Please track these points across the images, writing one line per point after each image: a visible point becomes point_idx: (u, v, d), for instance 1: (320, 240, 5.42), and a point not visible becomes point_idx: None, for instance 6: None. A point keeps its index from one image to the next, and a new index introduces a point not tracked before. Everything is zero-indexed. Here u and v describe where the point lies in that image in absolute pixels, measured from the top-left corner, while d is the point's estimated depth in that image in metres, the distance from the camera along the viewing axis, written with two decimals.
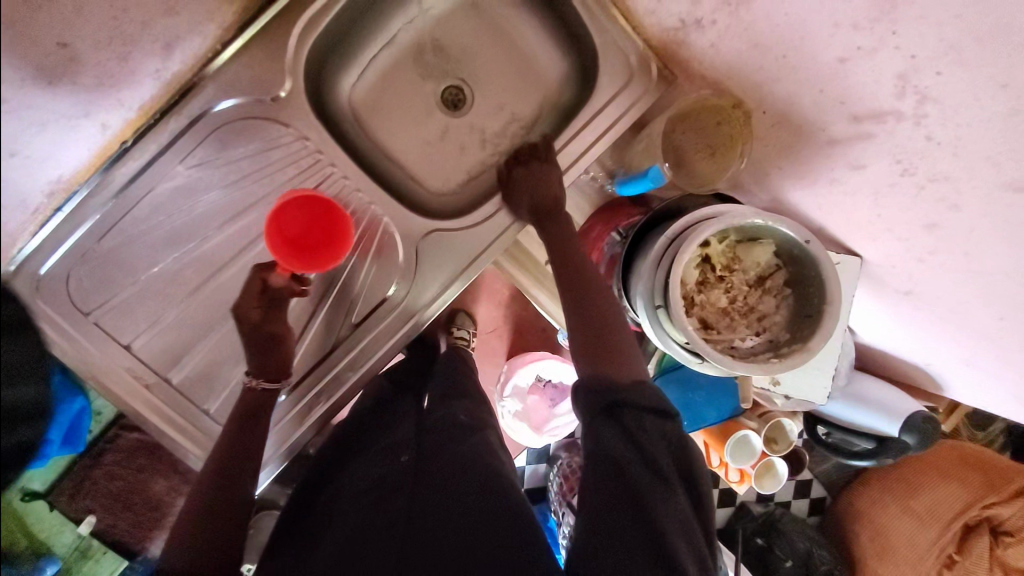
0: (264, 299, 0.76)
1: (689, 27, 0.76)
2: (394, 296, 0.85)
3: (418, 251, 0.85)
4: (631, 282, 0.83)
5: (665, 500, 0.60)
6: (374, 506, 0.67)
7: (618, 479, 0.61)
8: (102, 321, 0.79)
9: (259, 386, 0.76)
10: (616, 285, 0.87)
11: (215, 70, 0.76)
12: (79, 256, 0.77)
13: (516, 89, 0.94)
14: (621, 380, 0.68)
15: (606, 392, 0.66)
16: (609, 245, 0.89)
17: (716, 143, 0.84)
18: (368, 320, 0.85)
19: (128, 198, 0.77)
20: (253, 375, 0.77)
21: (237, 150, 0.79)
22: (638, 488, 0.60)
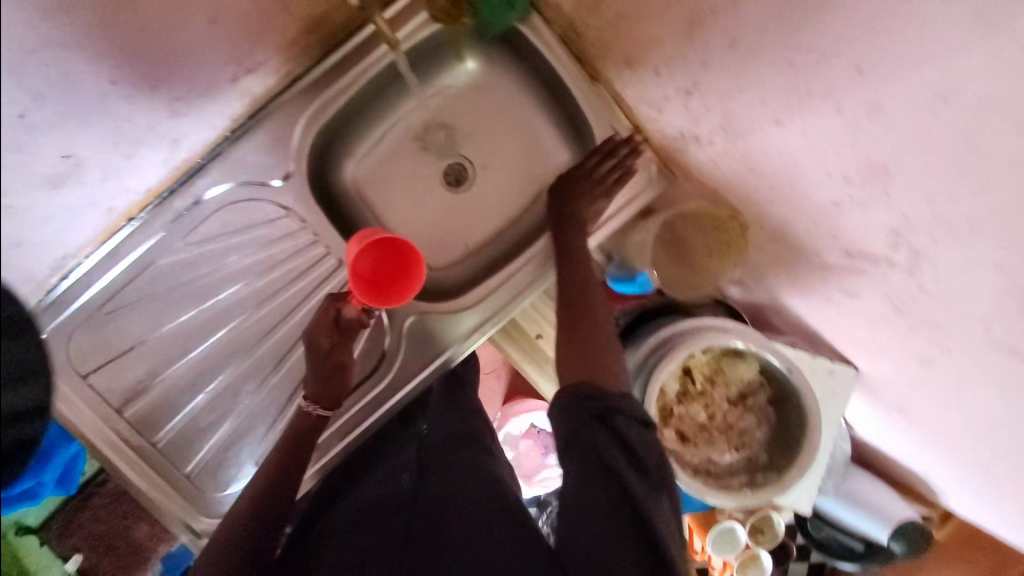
0: (335, 329, 0.76)
1: (688, 139, 0.75)
2: (380, 372, 0.86)
3: (409, 328, 0.86)
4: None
5: (648, 500, 0.51)
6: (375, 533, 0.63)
7: (598, 474, 0.52)
8: (96, 384, 0.82)
9: (315, 411, 0.76)
10: None
11: (219, 154, 0.78)
12: (79, 321, 0.80)
13: (518, 170, 0.94)
14: (607, 388, 0.57)
15: (587, 393, 0.57)
16: None
17: (713, 245, 0.83)
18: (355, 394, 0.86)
19: (129, 271, 0.79)
20: (310, 401, 0.76)
21: (237, 228, 0.81)
22: (615, 478, 0.52)
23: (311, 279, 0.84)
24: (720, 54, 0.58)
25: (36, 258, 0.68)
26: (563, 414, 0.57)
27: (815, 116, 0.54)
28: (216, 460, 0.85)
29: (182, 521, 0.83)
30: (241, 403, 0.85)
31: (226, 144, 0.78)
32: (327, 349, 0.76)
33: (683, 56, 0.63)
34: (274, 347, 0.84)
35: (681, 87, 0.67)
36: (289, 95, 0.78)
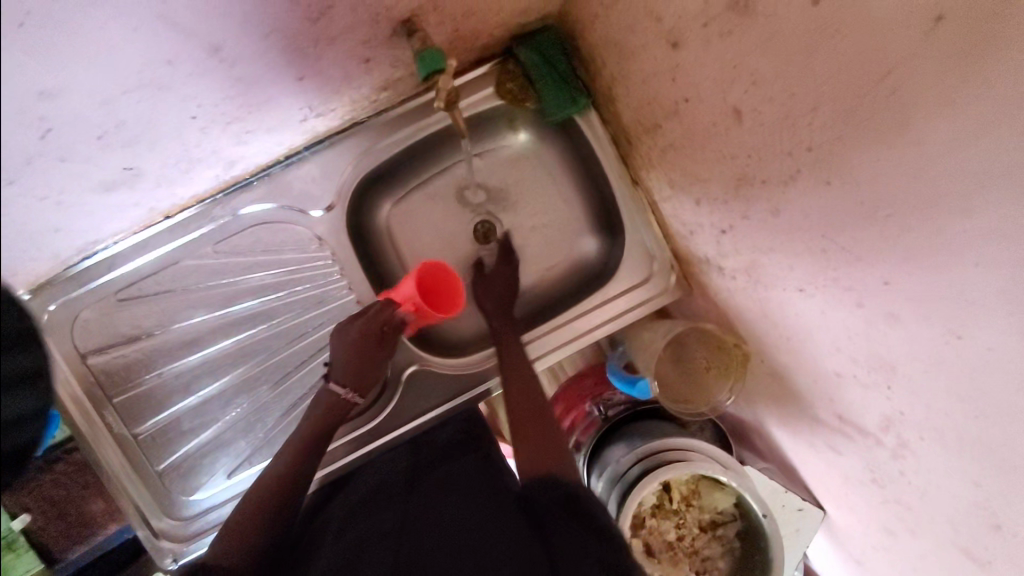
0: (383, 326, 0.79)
1: (712, 266, 0.78)
2: (372, 409, 0.88)
3: (413, 375, 0.88)
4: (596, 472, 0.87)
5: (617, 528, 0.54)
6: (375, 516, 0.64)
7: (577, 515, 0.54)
8: (94, 364, 0.83)
9: (356, 396, 0.77)
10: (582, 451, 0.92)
11: (268, 175, 0.81)
12: (93, 301, 0.81)
13: (546, 242, 0.94)
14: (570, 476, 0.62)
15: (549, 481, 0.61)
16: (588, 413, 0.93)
17: (715, 364, 0.86)
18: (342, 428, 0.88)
19: (157, 264, 0.81)
20: (350, 388, 0.77)
21: (268, 247, 0.83)
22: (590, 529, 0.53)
23: (325, 309, 0.86)
24: (760, 217, 0.61)
25: (69, 241, 0.70)
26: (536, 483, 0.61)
27: (835, 300, 0.57)
28: (191, 462, 0.86)
29: (147, 516, 0.84)
30: (229, 412, 0.86)
31: (277, 168, 0.81)
32: (377, 340, 0.78)
33: (725, 203, 0.66)
34: (274, 366, 0.86)
35: (718, 225, 0.70)
36: (349, 134, 0.82)
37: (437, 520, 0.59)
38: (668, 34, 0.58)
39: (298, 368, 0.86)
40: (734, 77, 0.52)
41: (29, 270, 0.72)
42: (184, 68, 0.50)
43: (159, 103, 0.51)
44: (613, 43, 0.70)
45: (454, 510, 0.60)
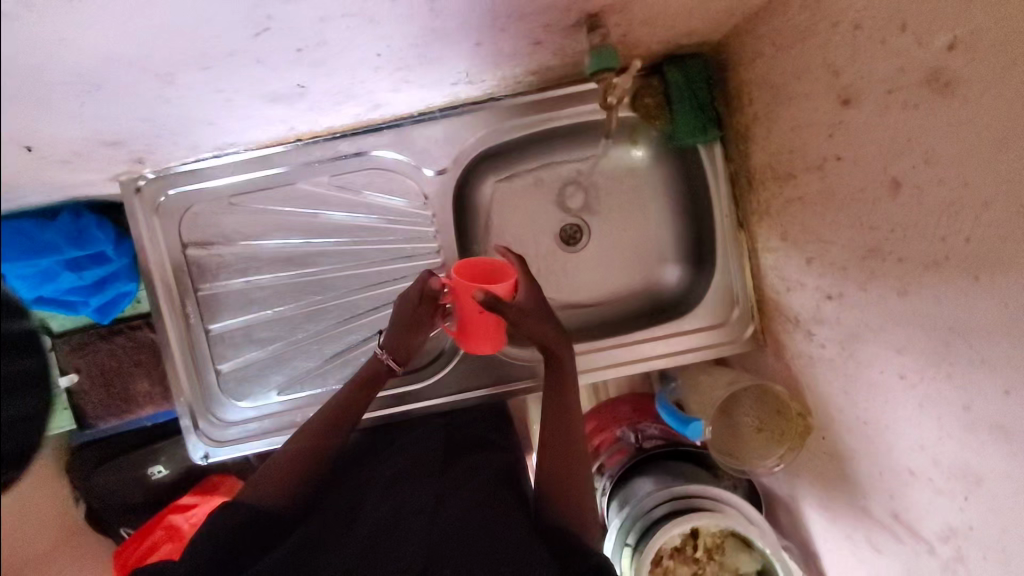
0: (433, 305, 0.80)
1: (799, 328, 0.78)
2: (428, 367, 0.91)
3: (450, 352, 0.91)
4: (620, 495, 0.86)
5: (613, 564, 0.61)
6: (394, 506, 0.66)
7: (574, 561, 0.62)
8: (190, 254, 0.87)
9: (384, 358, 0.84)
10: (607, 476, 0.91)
11: (400, 127, 0.84)
12: (207, 197, 0.86)
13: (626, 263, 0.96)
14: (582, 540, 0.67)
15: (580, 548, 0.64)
16: (623, 438, 0.93)
17: (769, 426, 0.84)
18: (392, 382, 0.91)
19: (275, 179, 0.85)
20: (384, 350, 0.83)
21: (377, 192, 0.86)
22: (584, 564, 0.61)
23: (410, 265, 0.88)
24: (881, 293, 0.60)
25: (213, 138, 0.75)
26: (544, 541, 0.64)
27: (939, 396, 0.55)
28: (247, 371, 0.90)
29: (199, 410, 0.89)
30: (295, 336, 0.89)
31: (407, 122, 0.84)
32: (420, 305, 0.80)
33: (842, 270, 0.66)
34: (346, 305, 0.89)
35: (824, 289, 0.70)
36: (480, 108, 0.84)
37: (452, 505, 0.66)
38: (841, 91, 0.59)
39: (367, 314, 0.88)
40: (905, 148, 0.53)
41: (169, 153, 0.77)
42: (399, 9, 0.51)
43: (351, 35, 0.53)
44: (768, 86, 0.72)
45: (470, 499, 0.67)
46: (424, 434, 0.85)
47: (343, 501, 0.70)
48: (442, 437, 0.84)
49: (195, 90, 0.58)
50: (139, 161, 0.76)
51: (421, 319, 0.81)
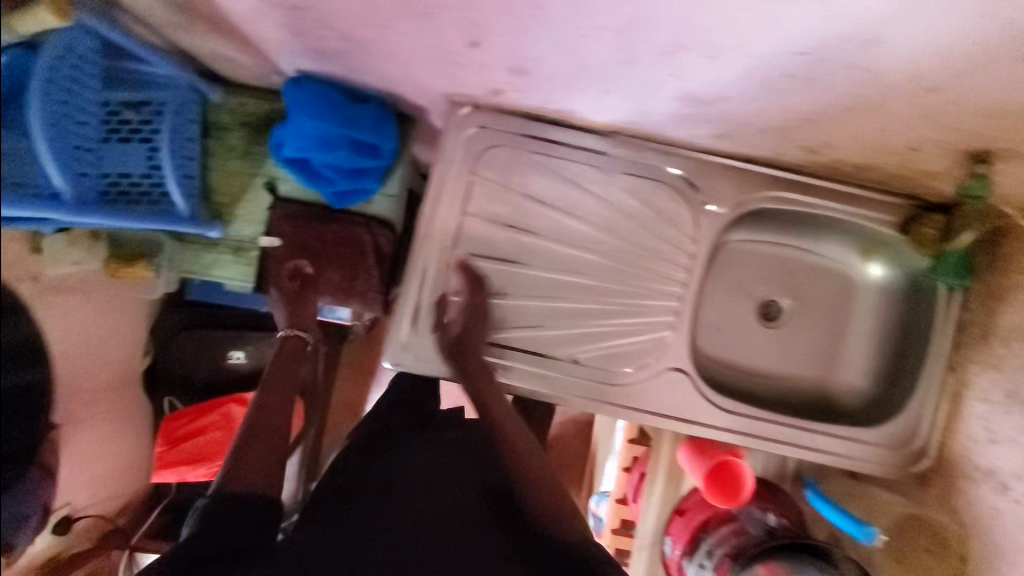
0: (297, 297, 1.06)
1: (993, 481, 0.84)
2: (642, 372, 0.93)
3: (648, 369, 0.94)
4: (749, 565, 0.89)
5: None
6: (373, 518, 0.77)
7: None
8: (474, 185, 0.92)
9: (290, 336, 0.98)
10: (722, 550, 0.95)
11: (703, 161, 0.92)
12: (512, 144, 0.92)
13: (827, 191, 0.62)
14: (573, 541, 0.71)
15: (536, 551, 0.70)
16: (753, 520, 0.96)
17: (909, 555, 0.88)
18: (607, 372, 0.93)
19: (576, 155, 0.92)
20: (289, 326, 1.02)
21: (658, 203, 0.92)
22: None
23: (653, 274, 0.92)
24: None
25: (573, 103, 0.83)
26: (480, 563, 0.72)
27: None
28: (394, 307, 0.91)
29: (415, 326, 0.94)
30: (524, 294, 0.92)
31: (714, 159, 0.92)
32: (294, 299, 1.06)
33: None
34: (577, 287, 0.92)
35: None
36: (776, 173, 0.92)
37: (411, 536, 0.75)
38: None
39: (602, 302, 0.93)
40: None
41: (524, 96, 0.84)
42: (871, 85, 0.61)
43: (825, 73, 0.61)
44: None
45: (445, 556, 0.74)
46: (418, 415, 0.93)
47: (321, 510, 0.78)
48: (419, 405, 0.94)
49: (648, 66, 0.67)
50: (497, 91, 0.83)
51: (298, 298, 1.07)
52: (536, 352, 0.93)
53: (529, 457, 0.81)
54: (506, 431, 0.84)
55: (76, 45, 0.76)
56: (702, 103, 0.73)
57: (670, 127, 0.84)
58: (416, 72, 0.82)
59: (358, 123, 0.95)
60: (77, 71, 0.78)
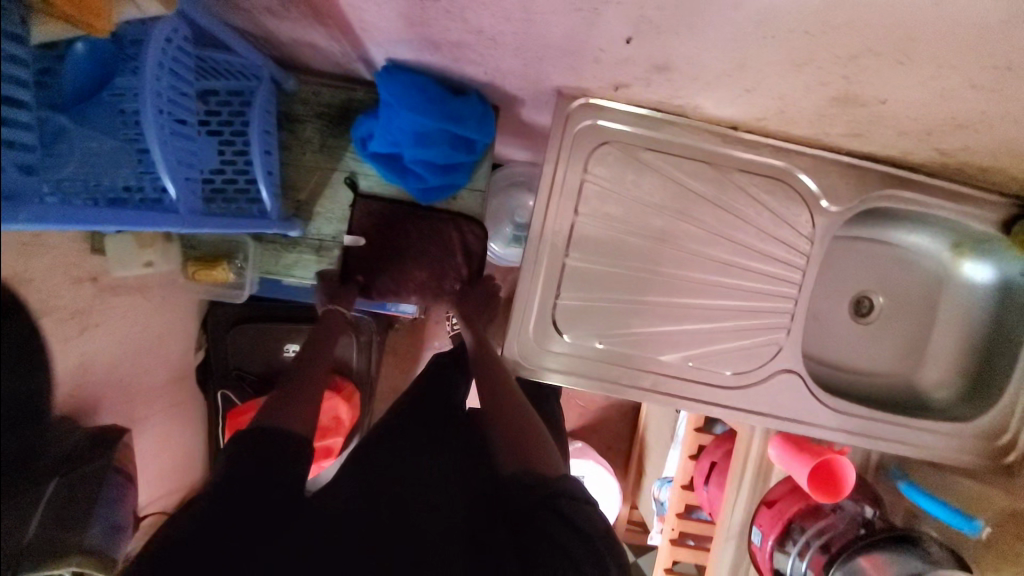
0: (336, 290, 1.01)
1: None
2: (745, 373, 0.95)
3: (754, 370, 0.95)
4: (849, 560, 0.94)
5: None
6: (380, 483, 0.69)
7: None
8: (584, 185, 0.89)
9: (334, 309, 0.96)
10: (818, 542, 1.00)
11: (818, 158, 0.90)
12: (624, 139, 0.88)
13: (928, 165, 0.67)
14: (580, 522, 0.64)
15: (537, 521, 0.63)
16: (842, 511, 1.01)
17: (1001, 543, 0.90)
18: (711, 373, 0.95)
19: (689, 152, 0.89)
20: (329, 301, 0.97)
21: (771, 203, 0.90)
22: None
23: (763, 276, 0.92)
24: None
25: (701, 100, 0.79)
26: (472, 519, 0.66)
27: None
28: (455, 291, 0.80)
29: (531, 333, 0.94)
30: (633, 296, 0.92)
31: (829, 157, 0.89)
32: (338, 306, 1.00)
33: None
34: (688, 290, 0.92)
35: None
36: (891, 171, 0.90)
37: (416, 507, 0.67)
38: None
39: (708, 304, 0.93)
40: None
41: (650, 91, 0.79)
42: None
43: (1011, 79, 0.58)
44: None
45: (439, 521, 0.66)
46: (442, 396, 0.85)
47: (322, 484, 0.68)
48: (447, 383, 0.89)
49: (816, 67, 0.63)
50: (621, 87, 0.79)
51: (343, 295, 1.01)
52: (629, 350, 0.93)
53: (544, 450, 0.73)
54: (512, 433, 0.76)
55: (175, 37, 0.69)
56: (854, 104, 0.70)
57: (797, 125, 0.81)
58: (537, 63, 0.77)
59: (460, 118, 0.89)
60: (176, 64, 0.72)
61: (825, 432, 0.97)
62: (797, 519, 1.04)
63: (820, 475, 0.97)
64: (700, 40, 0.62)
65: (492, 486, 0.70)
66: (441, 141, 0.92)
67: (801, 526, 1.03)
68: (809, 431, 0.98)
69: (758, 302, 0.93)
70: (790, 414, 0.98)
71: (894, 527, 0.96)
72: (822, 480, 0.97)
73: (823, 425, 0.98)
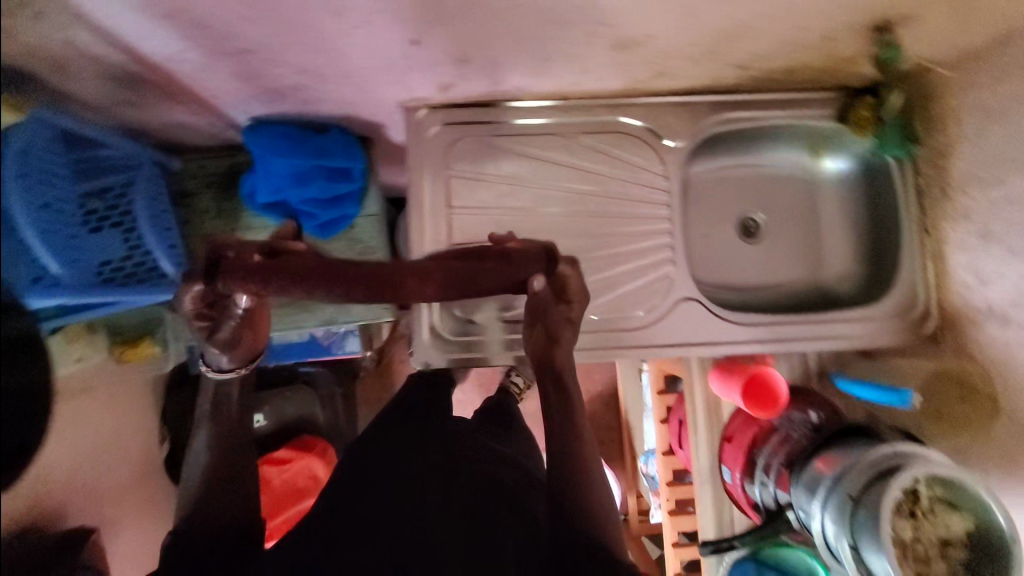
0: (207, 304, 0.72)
1: (995, 317, 0.90)
2: (651, 313, 0.99)
3: (653, 307, 0.99)
4: (807, 465, 0.92)
5: None
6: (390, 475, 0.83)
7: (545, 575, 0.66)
8: (450, 181, 0.96)
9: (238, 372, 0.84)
10: (777, 459, 0.99)
11: (650, 104, 0.99)
12: (473, 132, 0.97)
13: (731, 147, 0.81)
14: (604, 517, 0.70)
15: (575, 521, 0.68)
16: (791, 422, 1.02)
17: (947, 410, 0.94)
18: (618, 320, 0.98)
19: (534, 128, 0.98)
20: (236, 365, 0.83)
21: (621, 153, 0.99)
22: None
23: (636, 219, 0.99)
24: None
25: (519, 79, 0.89)
26: (482, 512, 0.76)
27: None
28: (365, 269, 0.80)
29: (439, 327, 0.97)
30: None
31: (659, 101, 0.98)
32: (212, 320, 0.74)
33: None
34: (571, 249, 0.98)
35: None
36: (719, 99, 0.99)
37: (436, 503, 0.77)
38: None
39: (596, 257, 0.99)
40: None
41: (473, 84, 0.89)
42: None
43: None
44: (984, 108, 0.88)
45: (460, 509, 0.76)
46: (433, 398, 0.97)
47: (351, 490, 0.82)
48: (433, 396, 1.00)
49: (580, 20, 0.73)
50: (446, 86, 0.88)
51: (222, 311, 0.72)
52: None
53: (580, 438, 0.76)
54: (553, 417, 0.77)
55: (38, 139, 0.72)
56: (635, 43, 0.79)
57: (612, 78, 0.90)
58: (368, 85, 0.87)
59: (327, 151, 0.98)
60: (47, 158, 0.75)
61: (734, 347, 1.00)
62: (755, 445, 1.05)
63: (755, 394, 0.99)
64: (481, 20, 0.72)
65: (501, 485, 0.80)
66: (319, 175, 1.00)
67: (760, 450, 1.03)
68: (726, 351, 1.00)
69: (637, 243, 0.98)
70: (702, 340, 1.00)
71: (847, 422, 0.96)
72: (759, 398, 0.99)
73: (732, 342, 1.01)
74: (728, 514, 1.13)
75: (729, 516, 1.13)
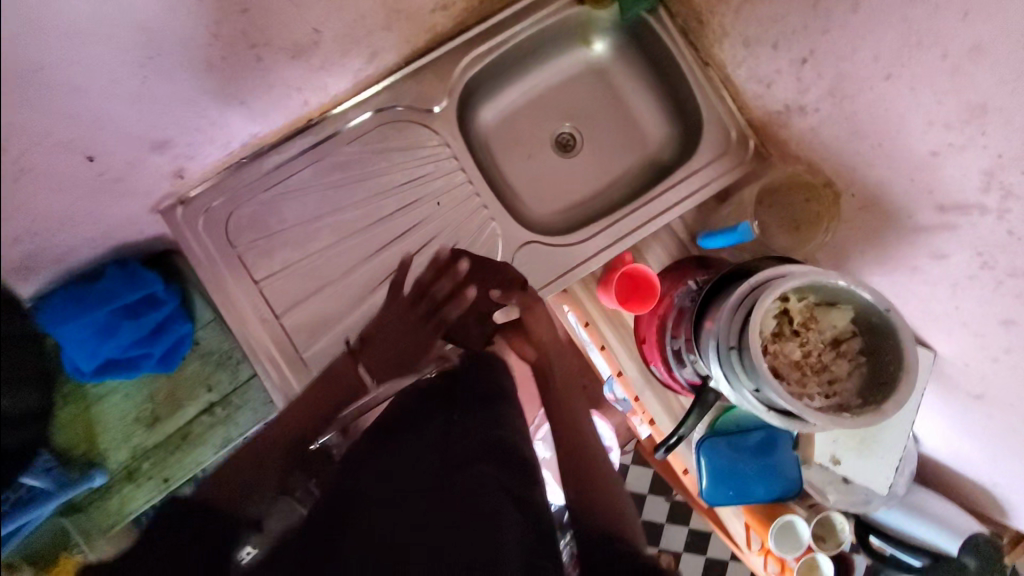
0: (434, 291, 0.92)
1: (792, 111, 0.89)
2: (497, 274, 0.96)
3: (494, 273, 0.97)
4: (699, 331, 0.89)
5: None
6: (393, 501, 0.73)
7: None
8: (243, 255, 0.91)
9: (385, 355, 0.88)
10: (683, 335, 0.95)
11: (393, 82, 0.95)
12: (239, 198, 0.92)
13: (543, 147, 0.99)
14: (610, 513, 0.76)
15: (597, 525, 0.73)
16: (683, 294, 0.97)
17: (801, 217, 0.93)
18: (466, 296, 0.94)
19: (297, 163, 0.93)
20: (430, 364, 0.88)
21: (392, 144, 0.95)
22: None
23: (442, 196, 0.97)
24: (843, 20, 0.75)
25: (243, 128, 0.85)
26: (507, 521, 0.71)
27: (925, 65, 0.69)
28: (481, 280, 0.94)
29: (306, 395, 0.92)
30: (359, 299, 0.93)
31: (400, 76, 0.95)
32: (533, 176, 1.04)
33: (806, 28, 0.80)
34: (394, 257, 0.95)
35: (797, 57, 0.84)
36: (455, 44, 0.96)
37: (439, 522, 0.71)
38: None
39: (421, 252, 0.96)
40: None
41: (205, 155, 0.84)
42: None
43: None
44: None
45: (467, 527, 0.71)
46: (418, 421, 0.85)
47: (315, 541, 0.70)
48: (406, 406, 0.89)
49: None
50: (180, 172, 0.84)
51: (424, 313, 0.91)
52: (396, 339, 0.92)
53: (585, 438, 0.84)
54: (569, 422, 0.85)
55: None
56: None
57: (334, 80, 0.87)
58: None
59: (113, 296, 0.86)
60: None
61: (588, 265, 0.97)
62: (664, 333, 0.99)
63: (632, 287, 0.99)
64: (164, 94, 0.68)
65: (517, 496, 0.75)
66: (124, 320, 0.87)
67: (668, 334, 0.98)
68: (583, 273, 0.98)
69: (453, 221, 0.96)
70: (554, 275, 0.98)
71: (732, 266, 0.93)
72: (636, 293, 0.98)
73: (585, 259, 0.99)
74: (678, 403, 1.09)
75: (679, 404, 1.09)
